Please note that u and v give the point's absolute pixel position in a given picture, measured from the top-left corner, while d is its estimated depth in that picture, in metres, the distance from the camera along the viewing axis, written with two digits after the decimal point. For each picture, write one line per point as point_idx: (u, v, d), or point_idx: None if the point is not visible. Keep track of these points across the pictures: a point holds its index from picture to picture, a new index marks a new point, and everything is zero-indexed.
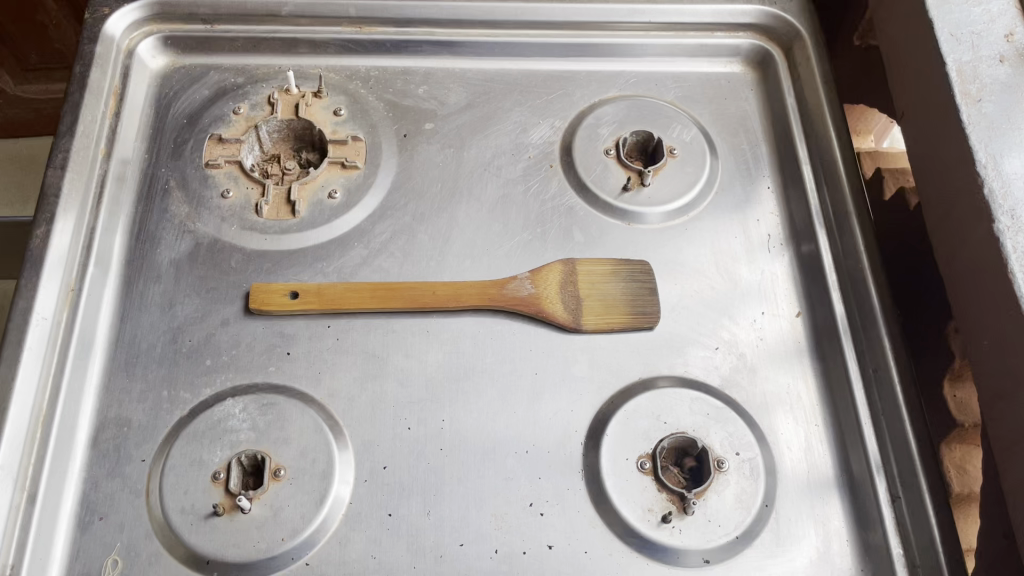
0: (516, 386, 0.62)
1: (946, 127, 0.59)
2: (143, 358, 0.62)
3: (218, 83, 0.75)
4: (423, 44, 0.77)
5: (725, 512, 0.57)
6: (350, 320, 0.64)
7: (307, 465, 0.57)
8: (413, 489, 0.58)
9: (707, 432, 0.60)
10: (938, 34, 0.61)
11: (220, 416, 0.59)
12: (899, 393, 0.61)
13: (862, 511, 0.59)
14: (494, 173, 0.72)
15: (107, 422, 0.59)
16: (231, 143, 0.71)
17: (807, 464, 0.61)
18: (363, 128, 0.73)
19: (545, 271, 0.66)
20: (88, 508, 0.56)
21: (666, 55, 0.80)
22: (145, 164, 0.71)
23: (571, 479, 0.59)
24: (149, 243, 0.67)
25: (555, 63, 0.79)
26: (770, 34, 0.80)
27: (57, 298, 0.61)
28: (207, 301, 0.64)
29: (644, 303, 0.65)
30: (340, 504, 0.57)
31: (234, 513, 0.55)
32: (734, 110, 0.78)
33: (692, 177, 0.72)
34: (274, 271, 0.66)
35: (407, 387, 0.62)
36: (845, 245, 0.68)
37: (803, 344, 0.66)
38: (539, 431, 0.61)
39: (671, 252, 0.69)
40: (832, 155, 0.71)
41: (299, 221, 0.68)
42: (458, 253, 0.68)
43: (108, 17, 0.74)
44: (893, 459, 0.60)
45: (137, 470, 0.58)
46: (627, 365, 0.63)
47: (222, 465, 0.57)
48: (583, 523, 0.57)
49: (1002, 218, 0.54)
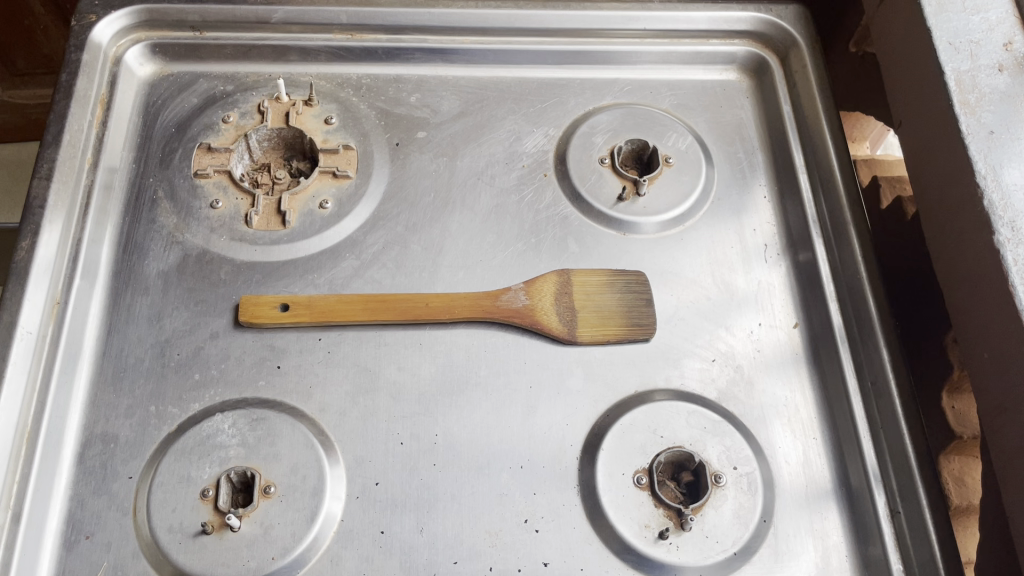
0: (510, 399, 0.61)
1: (944, 137, 0.59)
2: (131, 372, 0.61)
3: (207, 91, 0.74)
4: (415, 52, 0.76)
5: (723, 527, 0.57)
6: (342, 333, 0.63)
7: (298, 482, 0.56)
8: (406, 506, 0.57)
9: (704, 446, 0.59)
10: (937, 42, 0.60)
11: (209, 432, 0.58)
12: (898, 407, 0.60)
13: (861, 525, 0.58)
14: (487, 182, 0.71)
15: (94, 438, 0.58)
16: (220, 152, 0.70)
17: (806, 478, 0.60)
18: (355, 136, 0.72)
19: (539, 283, 0.65)
20: (73, 527, 0.55)
21: (660, 63, 0.79)
22: (132, 174, 0.69)
23: (566, 495, 0.58)
24: (137, 255, 0.66)
25: (549, 70, 0.78)
26: (766, 42, 0.79)
27: (42, 311, 0.60)
28: (196, 313, 0.63)
29: (639, 314, 0.64)
30: (332, 521, 0.56)
31: (223, 531, 0.54)
32: (730, 118, 0.77)
33: (688, 186, 0.71)
34: (264, 283, 0.65)
35: (399, 402, 0.61)
36: (842, 256, 0.67)
37: (800, 355, 0.65)
38: (534, 445, 0.60)
39: (667, 262, 0.68)
40: (829, 164, 0.70)
41: (289, 232, 0.67)
42: (451, 264, 0.67)
43: (94, 25, 0.72)
44: (893, 473, 0.59)
45: (124, 487, 0.56)
46: (623, 377, 0.63)
47: (210, 482, 0.56)
48: (579, 540, 0.56)
49: (1002, 230, 0.53)
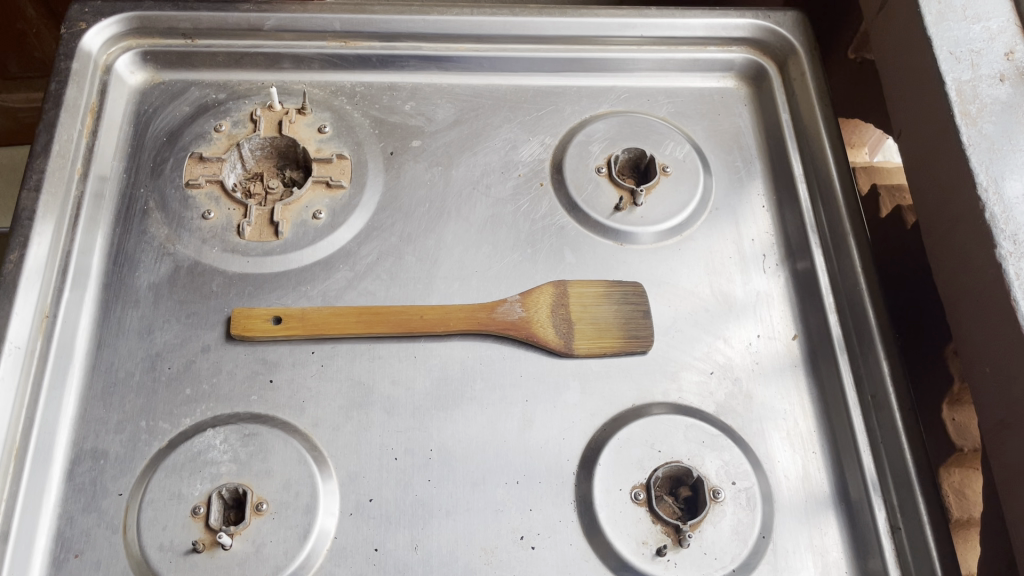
0: (506, 413, 0.60)
1: (946, 148, 0.58)
2: (121, 386, 0.60)
3: (199, 99, 0.73)
4: (410, 59, 0.75)
5: (721, 544, 0.56)
6: (336, 346, 0.62)
7: (290, 498, 0.55)
8: (401, 522, 0.56)
9: (701, 460, 0.58)
10: (937, 52, 0.60)
11: (201, 448, 0.57)
12: (898, 421, 0.59)
13: (861, 541, 0.58)
14: (483, 192, 0.70)
15: (84, 455, 0.57)
16: (212, 162, 0.69)
17: (805, 492, 0.59)
18: (348, 145, 0.71)
19: (535, 294, 0.64)
20: (63, 545, 0.54)
21: (657, 70, 0.78)
22: (123, 183, 0.69)
23: (563, 511, 0.57)
24: (127, 267, 0.65)
25: (546, 77, 0.77)
26: (764, 49, 0.78)
27: (31, 325, 0.59)
28: (187, 327, 0.62)
29: (638, 326, 0.63)
30: (325, 538, 0.55)
31: (214, 550, 0.53)
32: (729, 126, 0.76)
33: (686, 195, 0.70)
34: (257, 295, 0.64)
35: (394, 416, 0.60)
36: (842, 266, 0.66)
37: (799, 367, 0.64)
38: (531, 460, 0.59)
39: (664, 273, 0.67)
40: (828, 173, 0.70)
41: (282, 242, 0.66)
42: (446, 275, 0.66)
43: (85, 33, 0.71)
44: (893, 487, 0.58)
45: (114, 505, 0.55)
46: (620, 391, 0.62)
47: (201, 499, 0.55)
48: (576, 556, 0.56)
49: (1004, 243, 0.53)
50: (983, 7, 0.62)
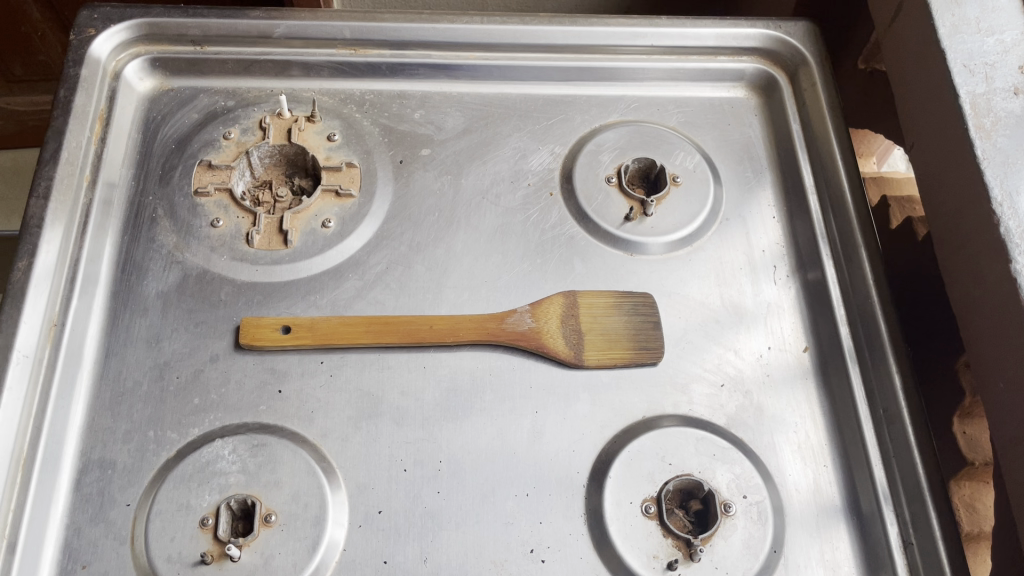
0: (516, 424, 0.60)
1: (960, 161, 0.57)
2: (129, 396, 0.59)
3: (208, 106, 0.73)
4: (420, 68, 0.75)
5: (733, 558, 0.56)
6: (344, 356, 0.62)
7: (299, 510, 0.55)
8: (410, 535, 0.56)
9: (712, 473, 0.58)
10: (951, 65, 0.59)
11: (209, 458, 0.57)
12: (910, 434, 0.59)
13: (873, 555, 0.57)
14: (493, 201, 0.70)
15: (91, 464, 0.57)
16: (221, 169, 0.69)
17: (817, 505, 0.59)
18: (358, 154, 0.71)
19: (545, 305, 0.64)
20: (70, 556, 0.54)
21: (667, 79, 0.78)
22: (132, 191, 0.68)
23: (573, 524, 0.57)
24: (136, 275, 0.64)
25: (554, 87, 0.77)
26: (775, 58, 0.78)
27: (39, 334, 0.59)
28: (195, 336, 0.62)
29: (648, 338, 0.63)
30: (334, 549, 0.54)
31: (223, 561, 0.53)
32: (738, 136, 0.76)
33: (696, 205, 0.70)
34: (265, 305, 0.64)
35: (403, 427, 0.59)
36: (853, 278, 0.66)
37: (810, 379, 0.64)
38: (540, 472, 0.59)
39: (674, 284, 0.67)
40: (839, 185, 0.70)
41: (291, 251, 0.66)
42: (456, 285, 0.66)
43: (93, 39, 0.71)
44: (905, 501, 0.58)
45: (122, 515, 0.55)
46: (630, 402, 0.62)
47: (210, 510, 0.55)
48: (586, 569, 0.55)
49: (1019, 257, 0.52)
50: (997, 20, 0.62)
